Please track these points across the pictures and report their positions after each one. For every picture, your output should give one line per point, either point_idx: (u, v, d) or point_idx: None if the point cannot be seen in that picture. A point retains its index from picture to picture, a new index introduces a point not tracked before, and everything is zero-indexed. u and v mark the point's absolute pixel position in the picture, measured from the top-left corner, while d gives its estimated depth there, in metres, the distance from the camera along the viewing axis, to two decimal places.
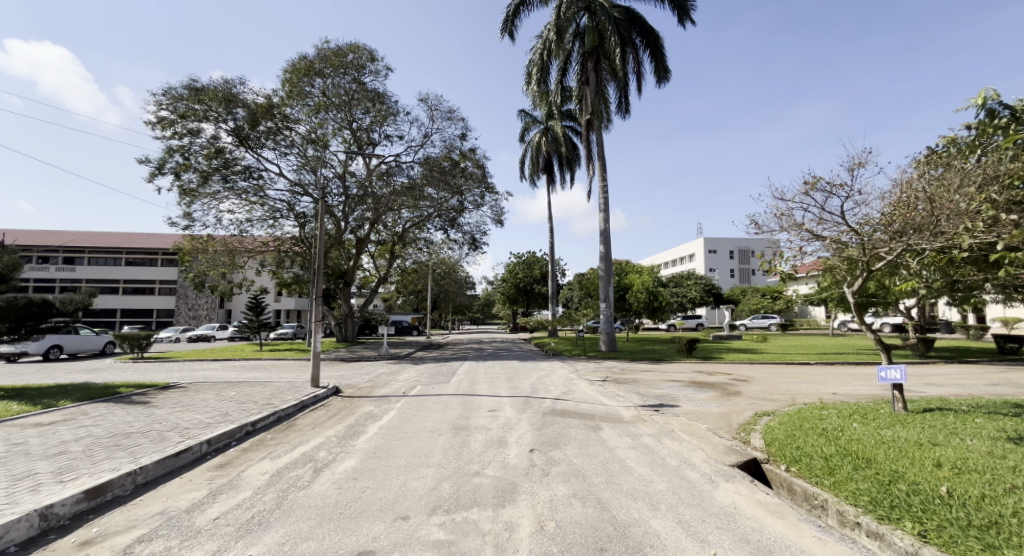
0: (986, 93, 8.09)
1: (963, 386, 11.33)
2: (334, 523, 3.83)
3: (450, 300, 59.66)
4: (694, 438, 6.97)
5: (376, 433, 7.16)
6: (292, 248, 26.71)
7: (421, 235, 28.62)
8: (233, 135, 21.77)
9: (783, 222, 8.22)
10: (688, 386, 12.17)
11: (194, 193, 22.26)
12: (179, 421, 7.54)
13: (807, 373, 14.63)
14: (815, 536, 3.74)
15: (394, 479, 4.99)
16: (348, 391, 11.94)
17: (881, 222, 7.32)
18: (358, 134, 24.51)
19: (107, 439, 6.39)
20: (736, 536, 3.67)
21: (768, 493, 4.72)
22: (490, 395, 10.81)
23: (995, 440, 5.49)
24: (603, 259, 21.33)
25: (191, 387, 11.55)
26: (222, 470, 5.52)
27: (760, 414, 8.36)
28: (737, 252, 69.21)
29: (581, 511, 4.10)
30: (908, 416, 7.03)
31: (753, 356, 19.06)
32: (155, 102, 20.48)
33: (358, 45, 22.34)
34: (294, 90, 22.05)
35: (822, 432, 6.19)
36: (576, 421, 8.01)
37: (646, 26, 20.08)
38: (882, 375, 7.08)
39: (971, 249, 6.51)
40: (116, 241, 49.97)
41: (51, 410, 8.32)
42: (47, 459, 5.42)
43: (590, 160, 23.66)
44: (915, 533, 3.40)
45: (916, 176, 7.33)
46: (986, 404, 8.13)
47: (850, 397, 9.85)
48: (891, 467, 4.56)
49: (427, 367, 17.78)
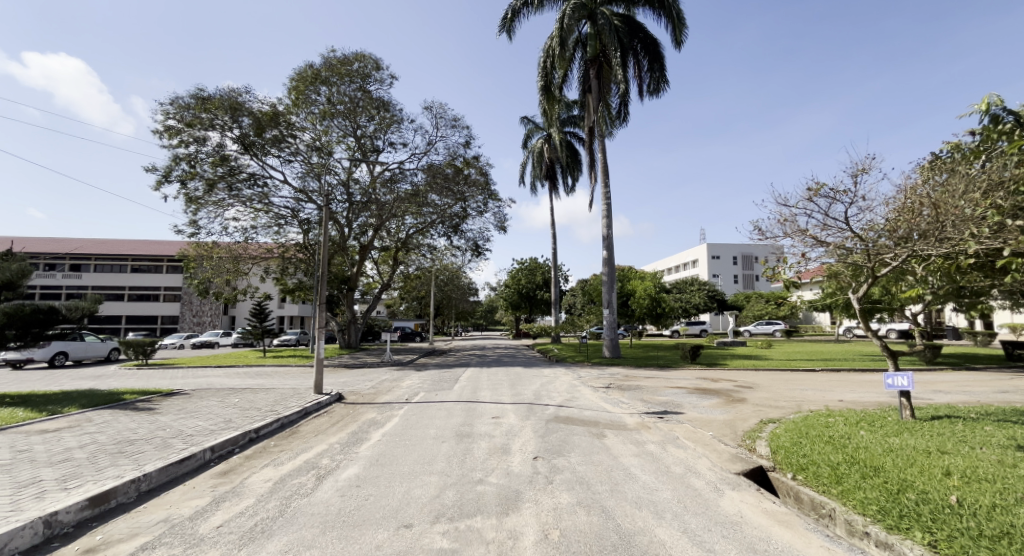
0: (990, 99, 8.11)
1: (971, 393, 11.22)
2: (337, 531, 3.82)
3: (453, 305, 59.64)
4: (698, 446, 6.92)
5: (380, 440, 7.15)
6: (296, 255, 26.85)
7: (425, 242, 28.59)
8: (239, 142, 21.92)
9: (786, 228, 8.21)
10: (692, 393, 12.07)
11: (200, 201, 22.43)
12: (182, 429, 7.52)
13: (812, 380, 14.50)
14: (824, 545, 3.71)
15: (397, 486, 4.97)
16: (351, 398, 11.91)
17: (886, 228, 7.29)
18: (362, 142, 24.71)
19: (111, 446, 6.41)
20: (743, 546, 3.63)
21: (776, 502, 4.67)
22: (492, 401, 10.75)
23: (1006, 449, 5.41)
24: (607, 265, 21.30)
25: (195, 394, 11.54)
26: (226, 477, 5.51)
27: (765, 421, 8.30)
28: (741, 257, 68.93)
29: (587, 520, 4.06)
30: (914, 424, 6.96)
31: (758, 363, 18.86)
32: (162, 110, 20.65)
33: (363, 53, 22.52)
34: (300, 98, 22.37)
35: (828, 439, 6.15)
36: (579, 428, 7.96)
37: (646, 35, 20.16)
38: (888, 382, 6.99)
39: (978, 254, 6.45)
40: (122, 249, 50.38)
41: (56, 418, 8.32)
42: (52, 466, 5.43)
43: (593, 167, 23.72)
44: (926, 544, 3.36)
45: (921, 182, 7.29)
46: (996, 412, 8.00)
47: (857, 405, 9.71)
48: (899, 476, 4.51)
49: (430, 373, 17.74)
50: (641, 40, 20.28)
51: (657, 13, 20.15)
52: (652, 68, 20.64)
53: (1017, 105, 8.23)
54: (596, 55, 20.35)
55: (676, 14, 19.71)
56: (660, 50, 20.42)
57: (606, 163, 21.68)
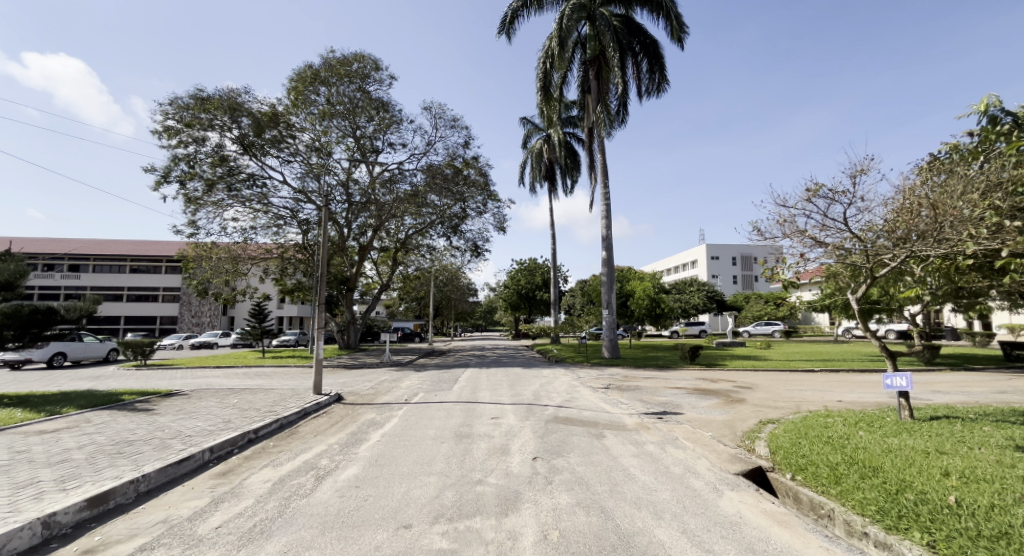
0: (988, 100, 8.13)
1: (969, 394, 11.25)
2: (336, 532, 3.81)
3: (453, 306, 59.61)
4: (698, 446, 6.93)
5: (379, 441, 7.15)
6: (295, 255, 26.83)
7: (424, 242, 28.57)
8: (239, 143, 21.92)
9: (785, 228, 8.24)
10: (692, 394, 12.06)
11: (199, 201, 22.42)
12: (180, 429, 7.50)
13: (811, 380, 14.52)
14: (823, 546, 3.71)
15: (396, 487, 4.97)
16: (350, 399, 11.88)
17: (884, 228, 7.31)
18: (361, 142, 24.71)
19: (110, 446, 6.40)
20: (742, 546, 3.63)
21: (775, 503, 4.68)
22: (492, 402, 10.74)
23: (1004, 449, 5.43)
24: (606, 266, 21.30)
25: (193, 394, 11.51)
26: (224, 478, 5.51)
27: (764, 422, 8.30)
28: (740, 258, 68.99)
29: (586, 520, 4.06)
30: (913, 424, 6.97)
31: (757, 364, 18.89)
32: (161, 111, 20.63)
33: (363, 54, 22.52)
34: (300, 98, 22.39)
35: (827, 439, 6.15)
36: (578, 429, 7.96)
37: (646, 35, 20.20)
38: (887, 382, 7.00)
39: (975, 255, 6.46)
40: (121, 249, 50.33)
41: (54, 418, 8.30)
42: (50, 467, 5.42)
43: (593, 168, 23.72)
44: (924, 544, 3.37)
45: (919, 183, 7.32)
46: (995, 412, 8.01)
47: (856, 405, 9.73)
48: (898, 476, 4.52)
49: (430, 374, 17.72)
50: (640, 41, 20.32)
51: (656, 14, 20.18)
52: (650, 69, 20.66)
53: (1016, 106, 8.24)
54: (595, 56, 20.39)
55: (674, 15, 19.76)
56: (659, 50, 20.45)
57: (606, 164, 21.68)
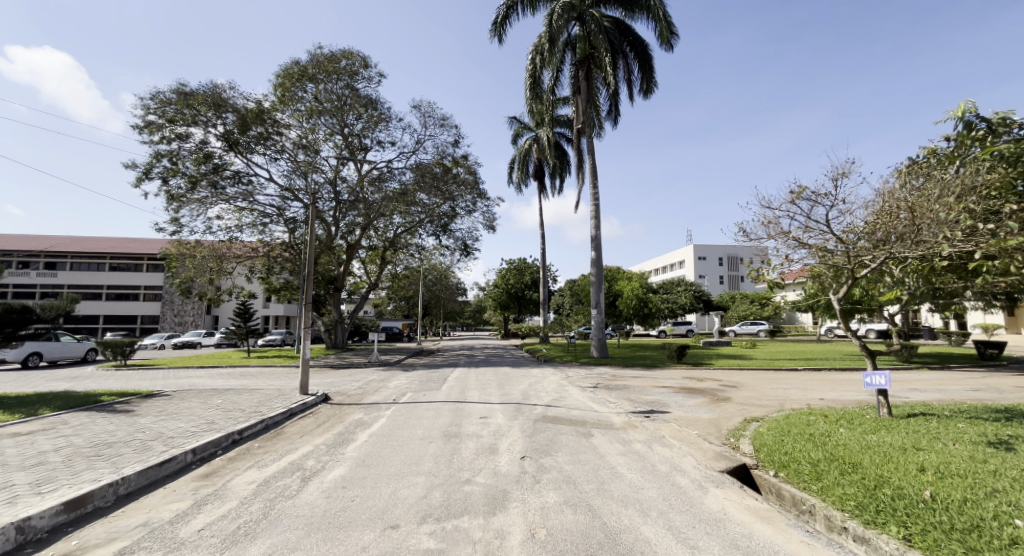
0: (964, 106, 8.38)
1: (946, 391, 11.49)
2: (323, 533, 3.80)
3: (442, 305, 59.47)
4: (684, 444, 7.02)
5: (366, 441, 7.11)
6: (281, 254, 26.36)
7: (413, 241, 28.50)
8: (223, 139, 21.60)
9: (770, 230, 8.37)
10: (678, 392, 12.23)
11: (182, 199, 22.06)
12: (163, 430, 7.43)
13: (795, 379, 14.80)
14: (804, 541, 3.79)
15: (383, 487, 4.97)
16: (338, 398, 11.83)
17: (865, 230, 7.46)
18: (349, 140, 24.49)
19: (88, 449, 6.28)
20: (726, 542, 3.70)
21: (758, 499, 4.76)
22: (481, 401, 10.76)
23: (976, 445, 5.62)
24: (595, 266, 21.35)
25: (175, 395, 11.31)
26: (208, 480, 5.45)
27: (748, 420, 8.45)
28: (726, 258, 69.99)
29: (573, 519, 4.10)
30: (891, 421, 7.14)
31: (743, 363, 19.20)
32: (143, 105, 20.22)
33: (351, 51, 22.27)
34: (286, 95, 22.25)
35: (809, 438, 6.24)
36: (567, 427, 8.03)
37: (636, 37, 20.33)
38: (867, 381, 7.12)
39: (950, 257, 6.61)
40: (102, 247, 49.38)
41: (29, 420, 8.12)
42: (24, 470, 5.29)
43: (581, 168, 23.90)
44: (901, 538, 3.46)
45: (898, 185, 7.48)
46: (972, 410, 8.20)
47: (837, 403, 9.95)
48: (876, 471, 4.64)
49: (419, 373, 17.74)
50: (631, 43, 20.42)
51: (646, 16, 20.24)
52: (639, 71, 20.74)
53: (992, 112, 8.47)
54: (586, 57, 20.51)
55: (664, 15, 19.61)
56: (649, 52, 20.53)
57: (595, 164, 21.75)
